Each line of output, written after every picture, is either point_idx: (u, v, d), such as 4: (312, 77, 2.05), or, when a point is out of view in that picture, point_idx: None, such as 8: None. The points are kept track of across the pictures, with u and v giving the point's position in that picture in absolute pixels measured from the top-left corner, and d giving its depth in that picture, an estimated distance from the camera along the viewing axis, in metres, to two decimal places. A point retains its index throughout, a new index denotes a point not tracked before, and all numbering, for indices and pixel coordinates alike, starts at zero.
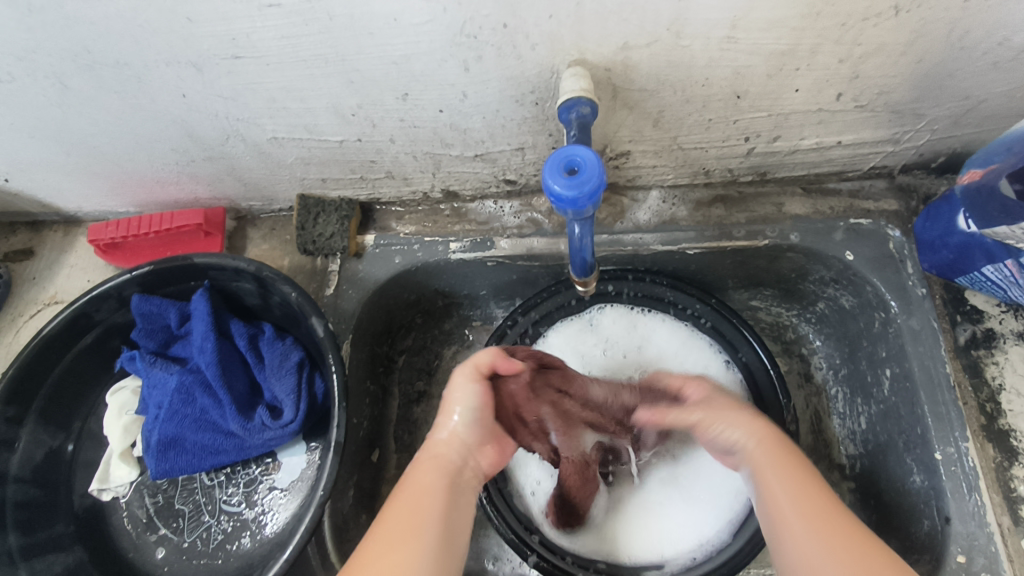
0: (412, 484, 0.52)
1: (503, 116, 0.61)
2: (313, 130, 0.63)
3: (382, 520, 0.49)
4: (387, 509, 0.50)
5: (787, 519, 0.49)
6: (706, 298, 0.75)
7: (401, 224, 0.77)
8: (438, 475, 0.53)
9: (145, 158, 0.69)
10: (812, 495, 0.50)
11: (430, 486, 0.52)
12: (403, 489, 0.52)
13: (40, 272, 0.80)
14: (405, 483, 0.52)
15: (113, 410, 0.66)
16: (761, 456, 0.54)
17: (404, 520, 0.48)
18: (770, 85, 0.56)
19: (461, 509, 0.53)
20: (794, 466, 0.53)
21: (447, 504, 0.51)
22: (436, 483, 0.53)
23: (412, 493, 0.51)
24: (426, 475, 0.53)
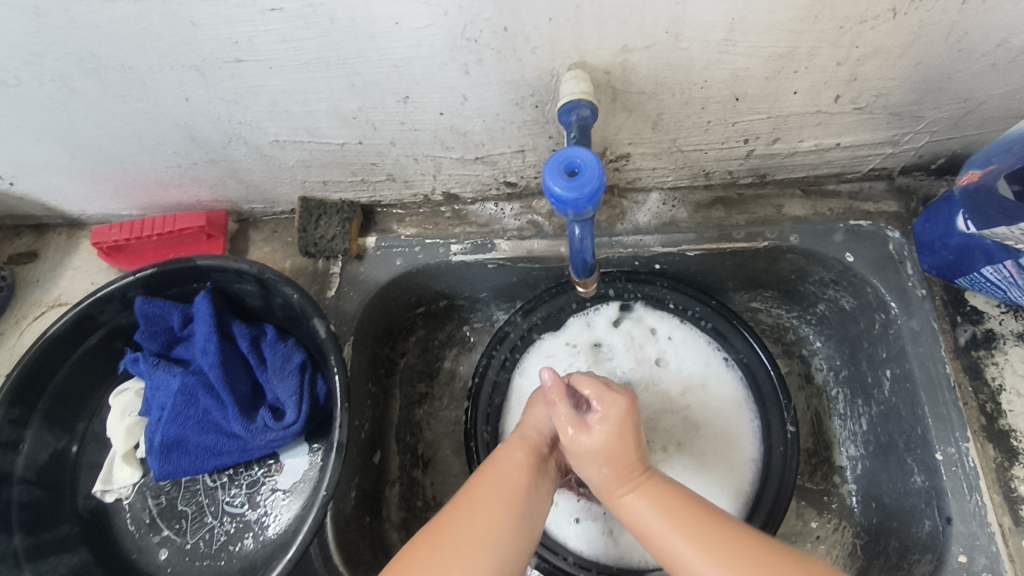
0: (502, 468, 0.53)
1: (503, 118, 0.61)
2: (314, 133, 0.64)
3: (466, 496, 0.50)
4: (472, 488, 0.51)
5: (678, 557, 0.47)
6: (706, 300, 0.75)
7: (402, 227, 0.77)
8: (527, 462, 0.54)
9: (148, 161, 0.69)
10: (732, 548, 0.46)
11: (516, 474, 0.53)
12: (490, 470, 0.53)
13: (44, 274, 0.80)
14: (493, 465, 0.54)
15: (116, 412, 0.66)
16: (632, 503, 0.52)
17: (491, 503, 0.49)
18: (768, 87, 0.57)
19: (540, 505, 0.53)
20: (656, 495, 0.52)
21: (529, 497, 0.52)
22: (525, 472, 0.54)
23: (502, 477, 0.52)
24: (517, 458, 0.55)
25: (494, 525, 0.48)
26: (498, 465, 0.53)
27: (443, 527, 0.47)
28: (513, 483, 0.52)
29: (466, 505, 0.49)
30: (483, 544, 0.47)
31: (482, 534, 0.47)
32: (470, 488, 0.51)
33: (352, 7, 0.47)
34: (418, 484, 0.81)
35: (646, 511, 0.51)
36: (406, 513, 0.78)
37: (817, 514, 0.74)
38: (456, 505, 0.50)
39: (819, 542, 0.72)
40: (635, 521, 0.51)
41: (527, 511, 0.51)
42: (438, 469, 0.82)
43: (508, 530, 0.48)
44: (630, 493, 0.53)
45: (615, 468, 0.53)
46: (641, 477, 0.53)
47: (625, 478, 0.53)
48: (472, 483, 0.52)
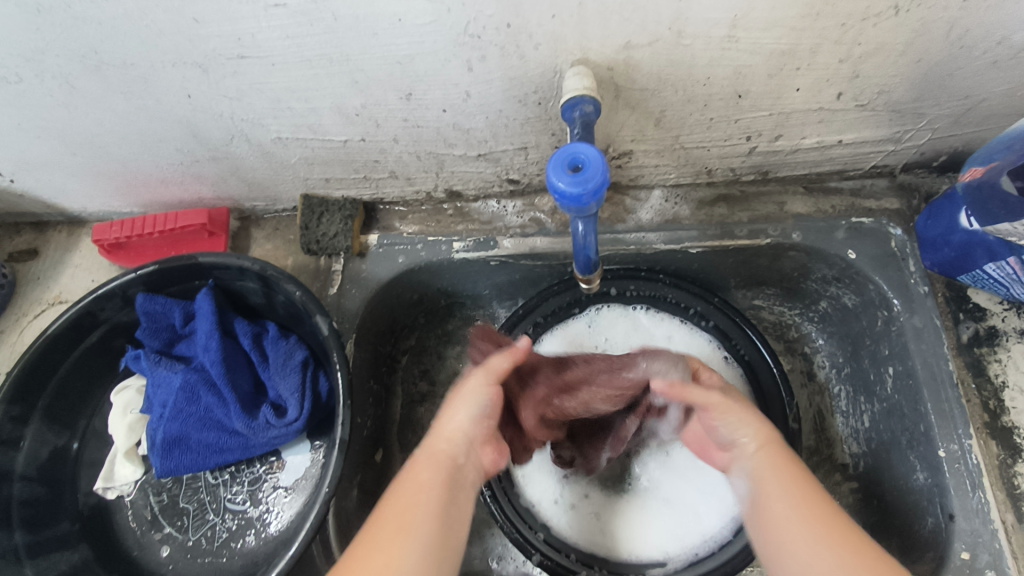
0: (403, 492, 0.47)
1: (505, 115, 0.61)
2: (316, 129, 0.64)
3: (369, 533, 0.45)
4: (372, 524, 0.46)
5: (772, 507, 0.48)
6: (708, 298, 0.75)
7: (404, 224, 0.77)
8: (432, 481, 0.48)
9: (149, 158, 0.69)
10: (822, 519, 0.46)
11: (420, 490, 0.47)
12: (389, 499, 0.47)
13: (45, 272, 0.80)
14: (393, 491, 0.48)
15: (118, 409, 0.66)
16: (758, 463, 0.50)
17: (392, 538, 0.44)
18: (771, 84, 0.57)
19: (458, 520, 0.47)
20: (795, 472, 0.49)
21: (443, 522, 0.46)
22: (430, 490, 0.47)
23: (402, 506, 0.46)
24: (424, 478, 0.48)
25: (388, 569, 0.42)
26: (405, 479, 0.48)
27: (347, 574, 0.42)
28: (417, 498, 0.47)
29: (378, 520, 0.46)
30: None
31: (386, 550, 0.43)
32: (371, 524, 0.46)
33: (355, 4, 0.47)
34: None
35: (787, 483, 0.48)
36: None
37: None
38: (352, 548, 0.44)
39: None
40: (762, 481, 0.49)
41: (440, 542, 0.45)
42: None
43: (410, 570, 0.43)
44: (761, 445, 0.51)
45: (783, 454, 0.51)
46: (782, 446, 0.51)
47: (747, 424, 0.52)
48: (374, 517, 0.46)
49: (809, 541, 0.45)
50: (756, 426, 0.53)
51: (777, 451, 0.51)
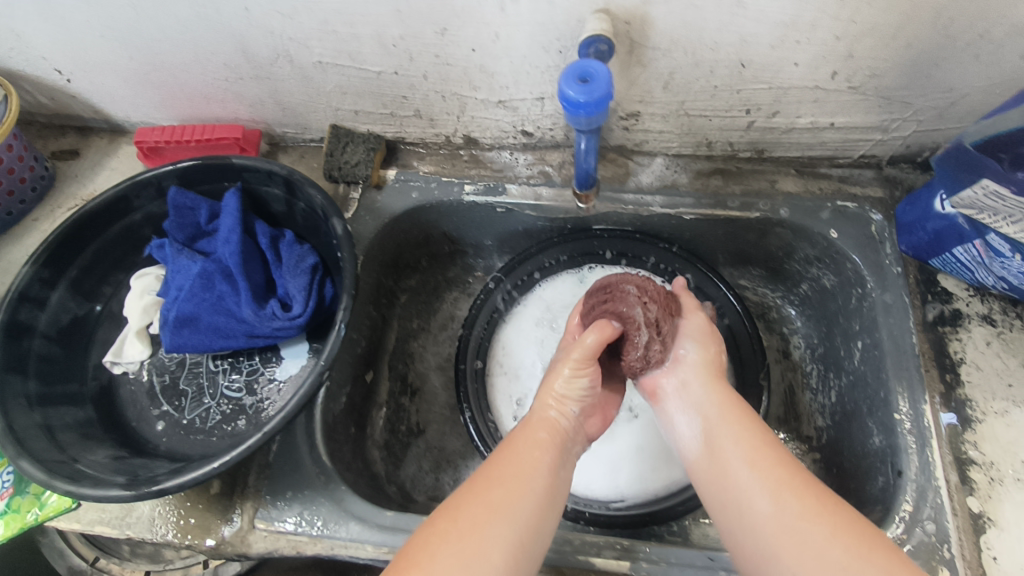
0: (519, 454, 0.52)
1: (529, 62, 0.67)
2: (355, 57, 0.69)
3: (490, 471, 0.50)
4: (478, 474, 0.50)
5: (729, 470, 0.52)
6: (694, 263, 0.80)
7: (422, 164, 0.83)
8: (550, 451, 0.54)
9: (198, 71, 0.75)
10: (793, 485, 0.48)
11: (540, 458, 0.52)
12: (508, 456, 0.52)
13: (82, 171, 0.86)
14: (513, 450, 0.53)
15: (136, 291, 0.72)
16: (739, 458, 0.52)
17: (511, 488, 0.48)
18: (772, 56, 0.62)
19: (561, 491, 0.52)
20: (768, 457, 0.51)
21: (551, 490, 0.51)
22: (546, 458, 0.53)
23: (523, 468, 0.51)
24: (542, 458, 0.53)
25: (505, 511, 0.47)
26: (518, 443, 0.54)
27: (461, 505, 0.47)
28: (534, 461, 0.52)
29: (482, 479, 0.50)
30: (495, 527, 0.45)
31: (505, 501, 0.47)
32: (485, 472, 0.50)
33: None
34: (404, 411, 0.85)
35: (751, 469, 0.50)
36: (389, 435, 0.81)
37: None
38: (465, 485, 0.49)
39: None
40: (727, 473, 0.52)
41: (546, 506, 0.49)
42: (425, 399, 0.87)
43: (524, 517, 0.47)
44: (740, 447, 0.53)
45: (713, 376, 0.60)
46: (744, 436, 0.53)
47: (727, 431, 0.54)
48: (487, 468, 0.51)
49: (767, 502, 0.48)
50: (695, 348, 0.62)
51: (707, 369, 0.60)
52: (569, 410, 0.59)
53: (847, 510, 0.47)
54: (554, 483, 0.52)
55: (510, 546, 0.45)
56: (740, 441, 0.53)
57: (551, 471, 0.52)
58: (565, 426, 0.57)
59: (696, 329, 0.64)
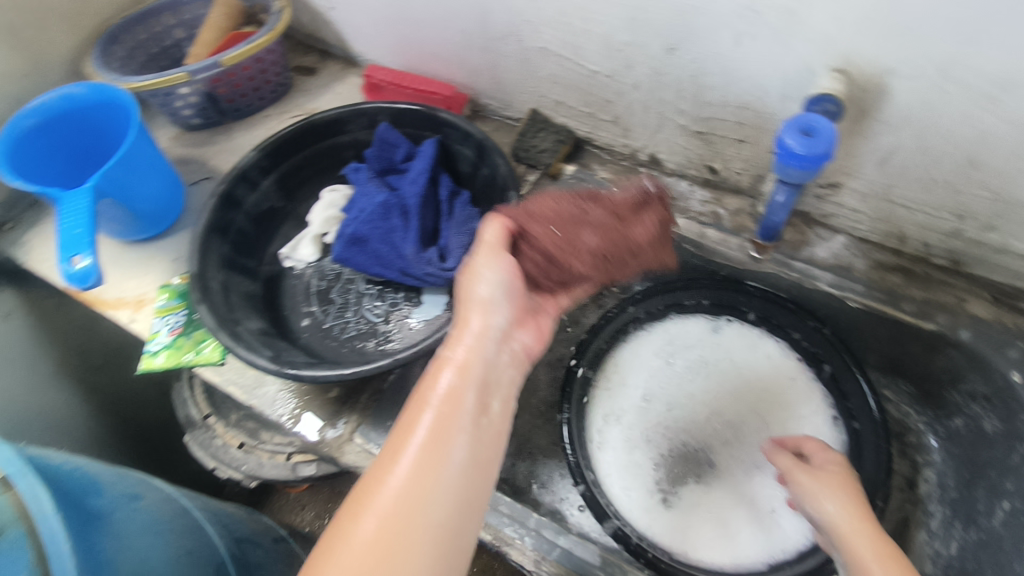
0: (416, 413, 0.50)
1: (743, 100, 0.66)
2: (578, 52, 0.73)
3: (400, 444, 0.48)
4: (415, 426, 0.49)
5: None
6: (840, 349, 0.75)
7: (600, 168, 0.85)
8: (478, 382, 0.53)
9: (437, 29, 0.82)
10: None
11: (452, 418, 0.50)
12: (431, 406, 0.50)
13: (312, 87, 0.97)
14: (424, 404, 0.51)
15: (324, 202, 0.80)
16: None
17: (417, 466, 0.47)
18: (1012, 166, 0.57)
19: (482, 439, 0.51)
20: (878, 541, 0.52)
21: (464, 445, 0.50)
22: (472, 391, 0.52)
23: (434, 434, 0.49)
24: (466, 399, 0.51)
25: (418, 498, 0.46)
26: (425, 397, 0.51)
27: (375, 492, 0.46)
28: (443, 421, 0.50)
29: (391, 454, 0.48)
30: (414, 515, 0.45)
31: (414, 483, 0.46)
32: (395, 442, 0.49)
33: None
34: None
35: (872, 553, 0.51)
36: None
37: None
38: (399, 435, 0.49)
39: None
40: None
41: (483, 460, 0.50)
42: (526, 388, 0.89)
43: (441, 495, 0.47)
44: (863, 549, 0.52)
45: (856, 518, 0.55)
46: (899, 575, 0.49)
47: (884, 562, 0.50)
48: (392, 440, 0.49)
49: None
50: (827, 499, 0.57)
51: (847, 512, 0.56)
52: (489, 321, 0.57)
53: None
54: (478, 427, 0.51)
55: (435, 530, 0.46)
56: (857, 532, 0.54)
57: (476, 419, 0.51)
58: (485, 358, 0.55)
59: (824, 475, 0.60)
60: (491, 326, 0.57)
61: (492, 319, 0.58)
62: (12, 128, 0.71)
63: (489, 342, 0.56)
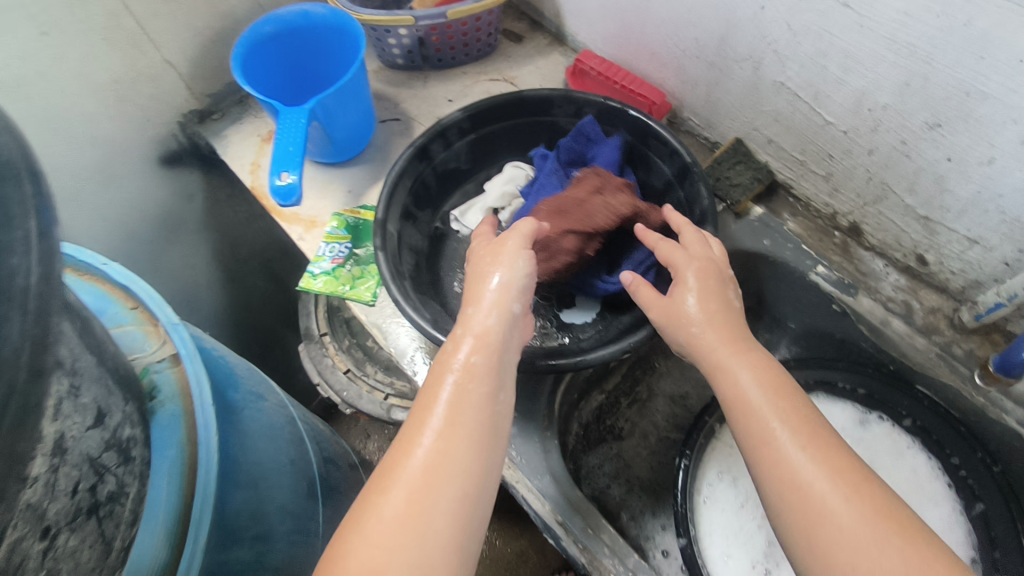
0: (440, 389, 0.48)
1: (998, 203, 0.59)
2: (818, 99, 0.67)
3: (417, 420, 0.47)
4: (421, 406, 0.48)
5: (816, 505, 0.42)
6: (1011, 497, 0.67)
7: (790, 219, 0.80)
8: (493, 356, 0.50)
9: (666, 33, 0.78)
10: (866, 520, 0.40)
11: (474, 394, 0.48)
12: (448, 381, 0.48)
13: (515, 55, 0.96)
14: (441, 379, 0.49)
15: (504, 177, 0.80)
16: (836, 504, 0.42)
17: (437, 436, 0.45)
18: None
19: (500, 412, 0.48)
20: (789, 402, 0.48)
21: (487, 427, 0.47)
22: (485, 365, 0.50)
23: (456, 410, 0.46)
24: (474, 382, 0.48)
25: (437, 469, 0.43)
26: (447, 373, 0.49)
27: (391, 465, 0.44)
28: (465, 395, 0.47)
29: (410, 428, 0.46)
30: (434, 484, 0.43)
31: (431, 453, 0.44)
32: (414, 417, 0.47)
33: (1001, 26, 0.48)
34: (617, 410, 0.86)
35: (777, 416, 0.47)
36: (592, 420, 0.84)
37: None
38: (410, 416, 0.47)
39: None
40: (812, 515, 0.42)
41: (488, 442, 0.46)
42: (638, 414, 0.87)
43: (461, 467, 0.44)
44: (759, 429, 0.47)
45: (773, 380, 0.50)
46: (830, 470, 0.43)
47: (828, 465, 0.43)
48: (413, 417, 0.47)
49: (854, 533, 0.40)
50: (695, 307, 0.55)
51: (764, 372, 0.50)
52: (509, 305, 0.54)
53: (907, 512, 0.41)
54: (496, 405, 0.48)
55: (456, 510, 0.42)
56: (813, 453, 0.44)
57: (494, 396, 0.48)
58: (503, 336, 0.52)
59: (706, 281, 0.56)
60: (508, 310, 0.53)
61: (509, 305, 0.54)
62: (253, 32, 0.74)
63: (506, 321, 0.53)
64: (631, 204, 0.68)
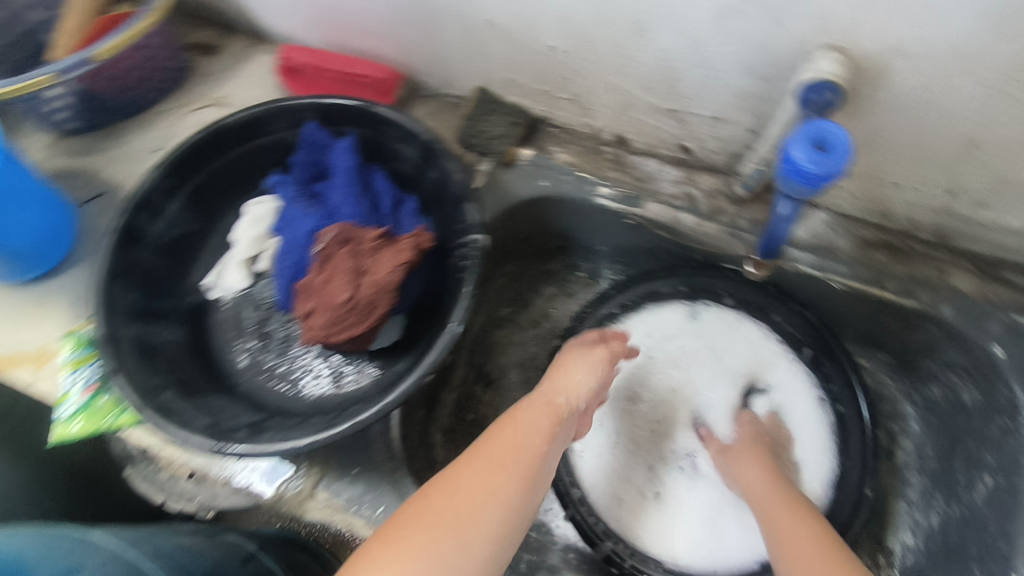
0: (513, 428, 0.52)
1: (723, 80, 0.58)
2: (531, 27, 0.62)
3: (472, 458, 0.49)
4: (479, 454, 0.50)
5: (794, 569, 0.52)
6: (824, 332, 0.72)
7: (559, 150, 0.75)
8: (549, 434, 0.53)
9: (358, 1, 0.69)
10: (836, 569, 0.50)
11: (525, 445, 0.51)
12: (514, 424, 0.53)
13: (215, 71, 0.82)
14: (515, 418, 0.54)
15: (250, 218, 0.69)
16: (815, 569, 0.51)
17: (483, 478, 0.48)
18: (1012, 149, 0.53)
19: (542, 484, 0.51)
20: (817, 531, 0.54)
21: (529, 481, 0.49)
22: (542, 441, 0.52)
23: (508, 444, 0.51)
24: (542, 424, 0.54)
25: (475, 509, 0.45)
26: (518, 419, 0.53)
27: (439, 492, 0.46)
28: (515, 444, 0.51)
29: (467, 466, 0.49)
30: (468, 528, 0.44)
31: (471, 495, 0.46)
32: (475, 451, 0.50)
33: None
34: (473, 400, 0.83)
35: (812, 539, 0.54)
36: (453, 420, 0.80)
37: None
38: (462, 462, 0.49)
39: None
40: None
41: (524, 502, 0.48)
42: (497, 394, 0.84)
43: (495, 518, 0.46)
44: (785, 538, 0.55)
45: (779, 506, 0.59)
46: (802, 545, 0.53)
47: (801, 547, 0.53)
48: (474, 452, 0.50)
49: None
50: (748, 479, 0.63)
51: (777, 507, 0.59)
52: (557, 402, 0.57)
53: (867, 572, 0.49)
54: (546, 469, 0.52)
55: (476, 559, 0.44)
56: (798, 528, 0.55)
57: (543, 469, 0.51)
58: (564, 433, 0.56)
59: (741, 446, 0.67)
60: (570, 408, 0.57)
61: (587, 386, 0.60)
62: None
63: (563, 426, 0.55)
64: (392, 270, 0.58)
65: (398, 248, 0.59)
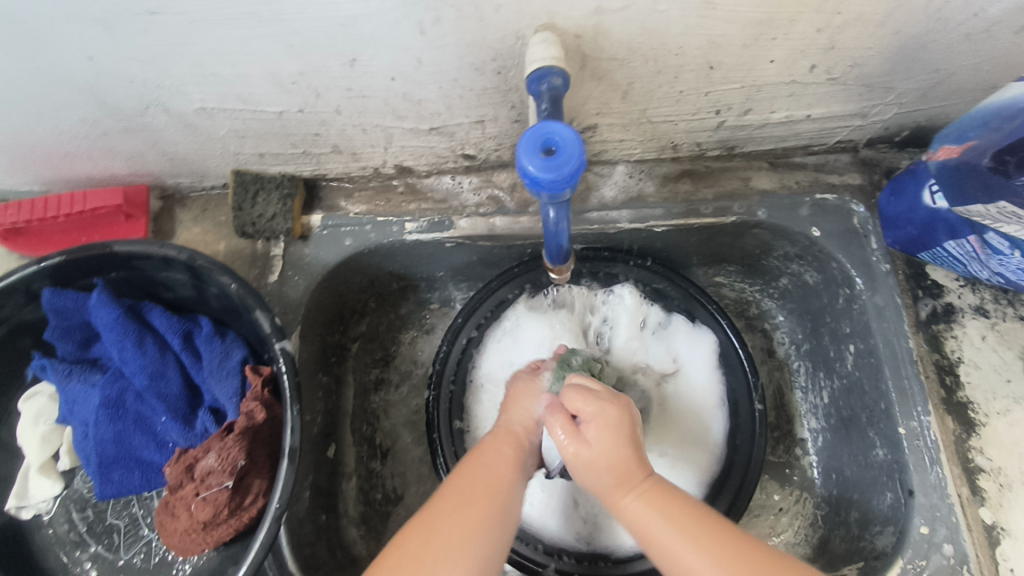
0: (487, 456, 0.53)
1: (461, 86, 0.56)
2: (248, 99, 0.56)
3: (449, 493, 0.49)
4: (455, 487, 0.50)
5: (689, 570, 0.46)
6: (671, 276, 0.74)
7: (350, 203, 0.70)
8: (515, 463, 0.53)
9: (51, 133, 0.60)
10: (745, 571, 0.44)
11: (502, 475, 0.52)
12: (485, 451, 0.54)
13: None
14: (485, 451, 0.54)
15: (29, 418, 0.62)
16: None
17: (468, 513, 0.48)
18: (745, 56, 0.54)
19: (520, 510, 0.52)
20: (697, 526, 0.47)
21: (511, 506, 0.50)
22: (511, 470, 0.53)
23: (487, 474, 0.51)
24: (506, 454, 0.53)
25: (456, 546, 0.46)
26: (484, 451, 0.53)
27: (425, 530, 0.46)
28: (495, 474, 0.51)
29: (449, 496, 0.49)
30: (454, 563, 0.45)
31: (456, 531, 0.46)
32: (454, 480, 0.51)
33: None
34: (377, 477, 0.77)
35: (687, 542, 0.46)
36: (364, 507, 0.74)
37: (779, 488, 0.76)
38: (441, 496, 0.49)
39: (781, 515, 0.75)
40: None
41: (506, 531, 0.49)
42: (398, 460, 0.79)
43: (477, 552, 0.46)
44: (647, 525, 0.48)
45: (615, 478, 0.50)
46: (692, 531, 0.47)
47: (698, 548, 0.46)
48: (454, 480, 0.51)
49: None
50: (574, 457, 0.51)
51: (598, 472, 0.50)
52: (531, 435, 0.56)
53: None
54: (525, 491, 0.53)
55: None
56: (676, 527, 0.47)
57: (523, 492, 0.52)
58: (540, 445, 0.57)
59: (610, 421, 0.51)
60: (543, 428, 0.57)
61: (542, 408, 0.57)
62: None
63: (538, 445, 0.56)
64: (224, 474, 0.53)
65: (221, 448, 0.53)
